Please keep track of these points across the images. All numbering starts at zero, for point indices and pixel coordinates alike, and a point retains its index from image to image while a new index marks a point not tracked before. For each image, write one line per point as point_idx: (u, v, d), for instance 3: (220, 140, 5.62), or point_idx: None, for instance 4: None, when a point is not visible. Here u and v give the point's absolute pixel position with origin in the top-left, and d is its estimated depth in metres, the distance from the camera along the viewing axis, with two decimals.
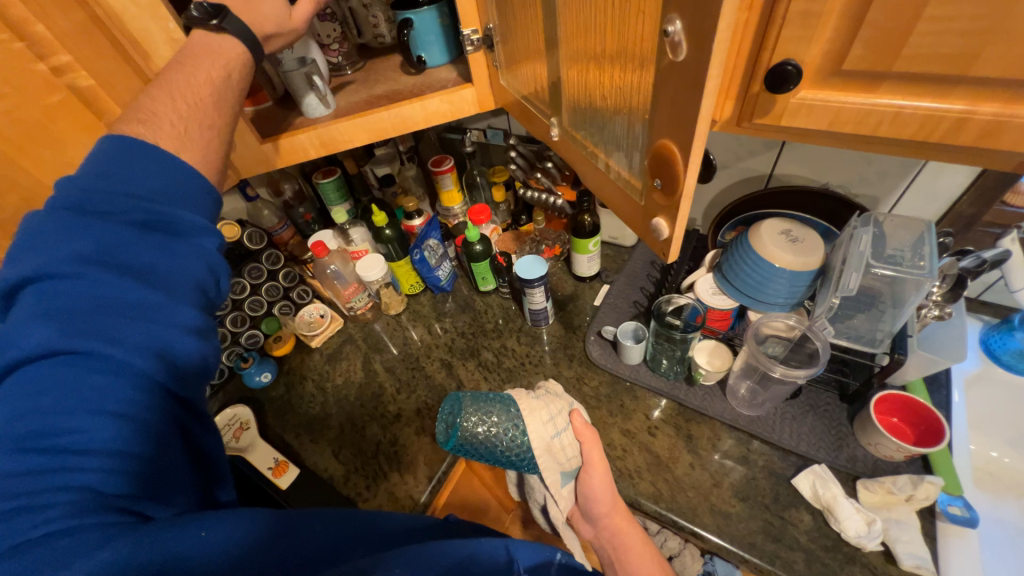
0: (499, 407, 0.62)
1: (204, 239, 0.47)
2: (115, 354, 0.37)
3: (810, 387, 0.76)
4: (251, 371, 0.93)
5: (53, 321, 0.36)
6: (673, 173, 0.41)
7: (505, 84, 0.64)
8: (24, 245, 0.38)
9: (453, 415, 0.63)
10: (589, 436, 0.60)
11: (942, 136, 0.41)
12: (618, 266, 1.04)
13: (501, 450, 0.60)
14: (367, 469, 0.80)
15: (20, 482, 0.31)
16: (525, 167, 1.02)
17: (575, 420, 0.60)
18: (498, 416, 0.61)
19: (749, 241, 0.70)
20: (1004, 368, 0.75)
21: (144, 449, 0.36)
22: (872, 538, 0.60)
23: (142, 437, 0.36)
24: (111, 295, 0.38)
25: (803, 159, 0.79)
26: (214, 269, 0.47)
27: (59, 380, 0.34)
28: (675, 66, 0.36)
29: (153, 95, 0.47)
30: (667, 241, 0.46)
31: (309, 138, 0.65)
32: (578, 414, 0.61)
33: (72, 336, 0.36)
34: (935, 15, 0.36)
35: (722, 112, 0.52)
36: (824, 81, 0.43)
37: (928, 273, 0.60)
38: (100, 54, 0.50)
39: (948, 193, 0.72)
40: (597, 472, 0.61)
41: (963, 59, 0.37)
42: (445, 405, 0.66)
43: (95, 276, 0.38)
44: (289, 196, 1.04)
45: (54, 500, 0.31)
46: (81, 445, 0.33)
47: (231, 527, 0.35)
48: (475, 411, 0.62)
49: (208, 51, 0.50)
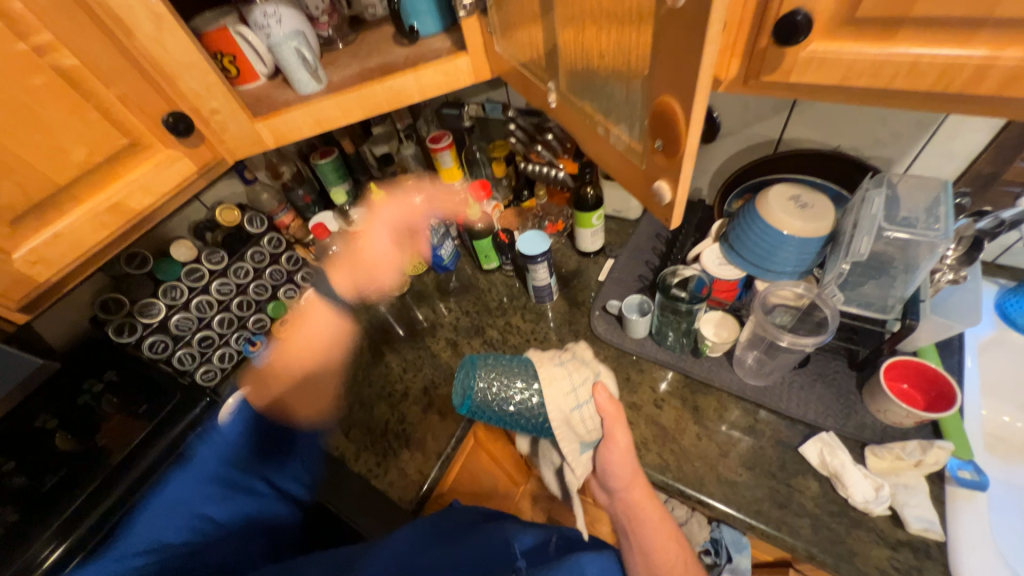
0: (522, 371, 0.58)
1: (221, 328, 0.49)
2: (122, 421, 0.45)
3: (818, 355, 0.76)
4: (261, 354, 0.95)
5: None
6: (674, 132, 0.39)
7: (500, 51, 0.62)
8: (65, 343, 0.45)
9: (469, 379, 0.60)
10: (612, 413, 0.58)
11: (962, 86, 0.38)
12: (622, 240, 1.02)
13: (522, 422, 0.58)
14: (377, 447, 0.83)
15: None
16: (526, 141, 1.00)
17: (599, 395, 0.57)
18: (522, 382, 0.58)
19: (756, 209, 0.68)
20: (1018, 332, 0.74)
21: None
22: (879, 503, 0.60)
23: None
24: None
25: (814, 121, 0.76)
26: None
27: None
28: (676, 14, 0.33)
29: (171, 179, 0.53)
30: (671, 205, 0.44)
31: (302, 116, 0.64)
32: (602, 389, 0.58)
33: None
34: None
35: (727, 70, 0.49)
36: (836, 30, 0.41)
37: (943, 235, 0.58)
38: (80, 29, 0.46)
39: (967, 151, 0.69)
40: (617, 443, 0.60)
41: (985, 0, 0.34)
42: (461, 368, 0.62)
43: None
44: (288, 177, 1.03)
45: None
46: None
47: None
48: (506, 382, 0.58)
49: None
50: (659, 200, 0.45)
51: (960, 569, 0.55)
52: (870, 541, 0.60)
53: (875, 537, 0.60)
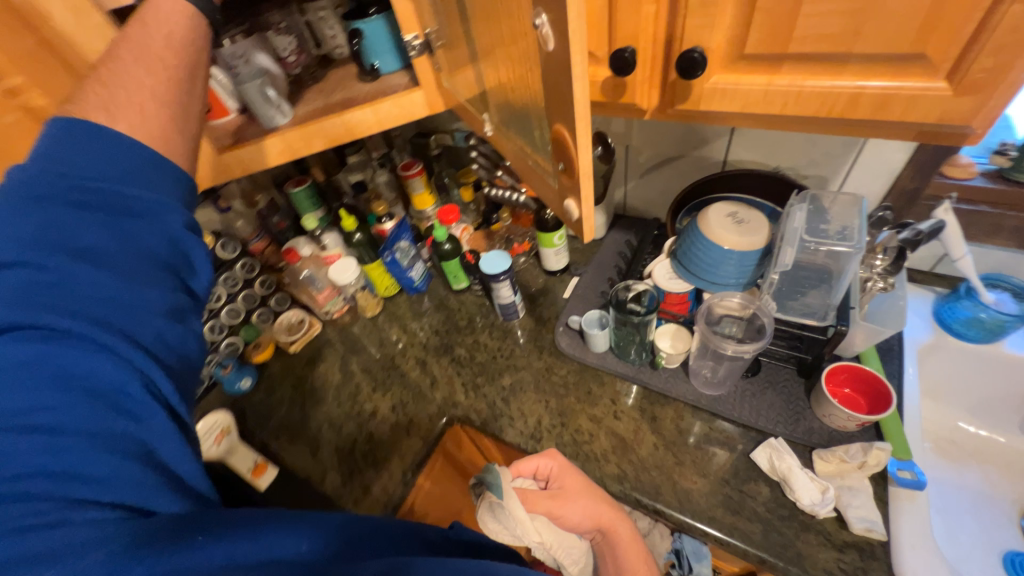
0: None
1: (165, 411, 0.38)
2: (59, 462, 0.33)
3: (769, 364, 0.78)
4: (230, 377, 0.94)
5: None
6: (570, 155, 0.37)
7: (449, 86, 0.66)
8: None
9: None
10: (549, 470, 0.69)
11: (896, 112, 0.41)
12: (587, 258, 1.06)
13: None
14: (343, 467, 0.83)
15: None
16: (489, 167, 1.02)
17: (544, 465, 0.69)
18: None
19: (699, 226, 0.74)
20: (956, 336, 0.77)
21: (121, 386, 0.38)
22: (824, 505, 0.62)
23: (120, 387, 0.38)
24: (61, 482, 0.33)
25: (753, 144, 0.84)
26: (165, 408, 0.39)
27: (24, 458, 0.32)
28: (548, 56, 0.32)
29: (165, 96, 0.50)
30: (550, 53, 0.33)
31: (270, 148, 0.68)
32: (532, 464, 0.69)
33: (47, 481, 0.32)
34: (811, 11, 0.39)
35: (650, 102, 0.54)
36: (733, 65, 0.46)
37: (857, 246, 0.62)
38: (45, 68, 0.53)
39: (890, 168, 0.75)
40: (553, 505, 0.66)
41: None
42: None
43: (59, 268, 0.39)
44: (263, 206, 1.05)
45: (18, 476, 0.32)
46: (54, 428, 0.34)
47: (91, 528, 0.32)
48: None
49: (137, 49, 0.49)
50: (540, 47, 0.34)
51: (903, 569, 0.57)
52: (817, 543, 0.61)
53: (822, 539, 0.61)
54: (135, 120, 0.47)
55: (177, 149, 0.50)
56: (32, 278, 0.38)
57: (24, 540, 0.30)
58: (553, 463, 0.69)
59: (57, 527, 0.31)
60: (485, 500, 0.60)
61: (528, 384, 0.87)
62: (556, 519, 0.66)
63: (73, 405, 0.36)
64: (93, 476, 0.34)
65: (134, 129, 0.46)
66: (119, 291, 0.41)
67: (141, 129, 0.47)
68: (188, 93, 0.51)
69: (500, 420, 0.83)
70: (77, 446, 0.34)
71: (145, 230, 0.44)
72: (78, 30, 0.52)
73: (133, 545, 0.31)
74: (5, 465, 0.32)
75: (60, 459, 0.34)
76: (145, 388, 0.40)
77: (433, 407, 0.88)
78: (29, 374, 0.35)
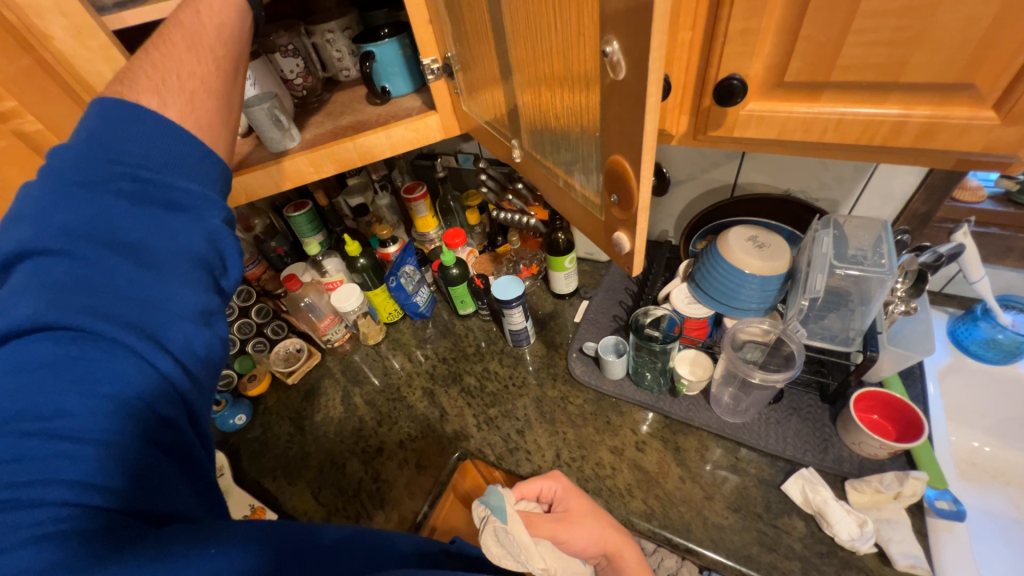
0: None
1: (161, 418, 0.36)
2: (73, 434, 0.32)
3: (791, 390, 0.77)
4: (224, 414, 0.89)
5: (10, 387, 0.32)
6: (626, 187, 0.40)
7: (467, 110, 0.65)
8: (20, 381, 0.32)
9: None
10: (552, 492, 0.65)
11: (943, 141, 0.41)
12: (596, 281, 1.04)
13: None
14: (348, 509, 0.77)
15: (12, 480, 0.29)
16: (497, 189, 1.00)
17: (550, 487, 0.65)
18: None
19: (719, 250, 0.72)
20: (974, 358, 0.77)
21: (146, 391, 0.36)
22: (865, 541, 0.59)
23: (146, 391, 0.36)
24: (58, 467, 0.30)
25: (764, 167, 0.83)
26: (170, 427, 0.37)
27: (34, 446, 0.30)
28: (618, 84, 0.35)
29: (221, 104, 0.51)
30: (624, 81, 0.34)
31: (277, 173, 0.65)
32: (537, 485, 0.65)
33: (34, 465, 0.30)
34: (856, 42, 0.39)
35: (679, 127, 0.54)
36: (770, 93, 0.45)
37: (889, 271, 0.61)
38: (41, 89, 0.50)
39: (901, 192, 0.76)
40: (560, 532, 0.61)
41: (924, 6, 0.35)
42: None
43: (94, 257, 0.37)
44: (260, 231, 1.02)
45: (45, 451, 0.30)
46: (77, 431, 0.32)
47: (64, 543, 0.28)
48: None
49: (156, 73, 0.47)
50: (611, 75, 0.35)
51: None
52: None
53: None
54: (162, 144, 0.44)
55: (212, 172, 0.48)
56: (64, 263, 0.36)
57: (34, 553, 0.27)
58: (557, 485, 0.66)
59: (65, 538, 0.28)
60: (488, 527, 0.55)
61: (543, 414, 0.83)
62: (560, 546, 0.61)
63: (94, 409, 0.33)
64: (106, 485, 0.31)
65: (161, 152, 0.44)
66: (151, 288, 0.39)
67: (188, 138, 0.46)
68: (208, 118, 0.49)
69: (517, 454, 0.79)
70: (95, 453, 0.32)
71: (183, 225, 0.43)
72: (79, 52, 0.49)
73: (139, 550, 0.30)
74: (22, 466, 0.30)
75: (76, 465, 0.31)
76: (170, 394, 0.37)
77: (443, 441, 0.83)
78: (52, 366, 0.33)
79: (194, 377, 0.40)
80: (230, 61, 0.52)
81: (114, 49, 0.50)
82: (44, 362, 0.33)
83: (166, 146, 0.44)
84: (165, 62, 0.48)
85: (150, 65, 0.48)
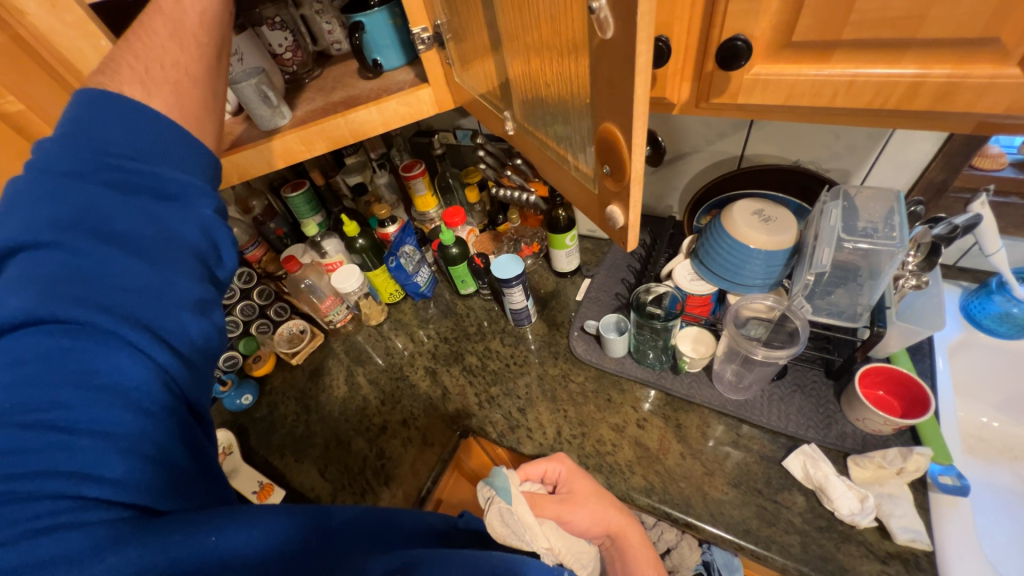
0: None
1: (160, 408, 0.36)
2: (73, 427, 0.32)
3: (795, 366, 0.76)
4: (231, 394, 0.91)
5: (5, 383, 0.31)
6: (619, 157, 0.39)
7: (460, 82, 0.62)
8: (16, 375, 0.32)
9: None
10: (557, 473, 0.66)
11: (962, 104, 0.38)
12: (598, 259, 1.03)
13: None
14: (354, 486, 0.79)
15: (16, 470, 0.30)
16: (496, 166, 0.98)
17: (556, 468, 0.66)
18: None
19: (723, 225, 0.70)
20: (986, 332, 0.75)
21: (146, 383, 0.35)
22: (865, 515, 0.59)
23: (144, 384, 0.35)
24: (59, 461, 0.31)
25: (773, 137, 0.80)
26: (170, 419, 0.36)
27: (36, 441, 0.31)
28: (607, 45, 0.33)
29: (204, 80, 0.49)
30: (613, 41, 0.32)
31: (268, 152, 0.64)
32: (542, 465, 0.66)
33: (36, 457, 0.30)
34: None
35: (680, 94, 0.51)
36: (777, 54, 0.43)
37: (900, 243, 0.59)
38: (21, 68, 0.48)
39: (917, 161, 0.73)
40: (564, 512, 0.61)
41: None
42: None
43: (84, 247, 0.37)
44: (258, 212, 1.01)
45: (45, 445, 0.31)
46: (77, 425, 0.32)
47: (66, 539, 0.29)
48: None
49: (136, 53, 0.46)
50: (598, 34, 0.33)
51: None
52: (859, 555, 0.59)
53: (864, 551, 0.59)
54: (152, 130, 0.44)
55: (202, 156, 0.47)
56: (55, 253, 0.36)
57: (39, 546, 0.28)
58: (561, 467, 0.66)
59: (69, 530, 0.29)
60: (493, 507, 0.56)
61: (545, 392, 0.83)
62: (564, 526, 0.62)
63: (92, 402, 0.33)
64: (108, 477, 0.32)
65: (149, 139, 0.43)
66: (145, 279, 0.38)
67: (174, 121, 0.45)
68: (192, 95, 0.48)
69: (518, 432, 0.80)
70: (96, 446, 0.32)
71: (174, 213, 0.42)
72: (55, 27, 0.47)
73: (145, 542, 0.30)
74: (21, 460, 0.30)
75: (77, 459, 0.31)
76: (168, 385, 0.37)
77: (446, 420, 0.84)
78: (48, 360, 0.33)
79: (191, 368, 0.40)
80: (212, 36, 0.50)
81: (91, 23, 0.48)
82: (38, 356, 0.33)
83: (150, 130, 0.43)
84: (146, 38, 0.47)
85: (130, 40, 0.47)
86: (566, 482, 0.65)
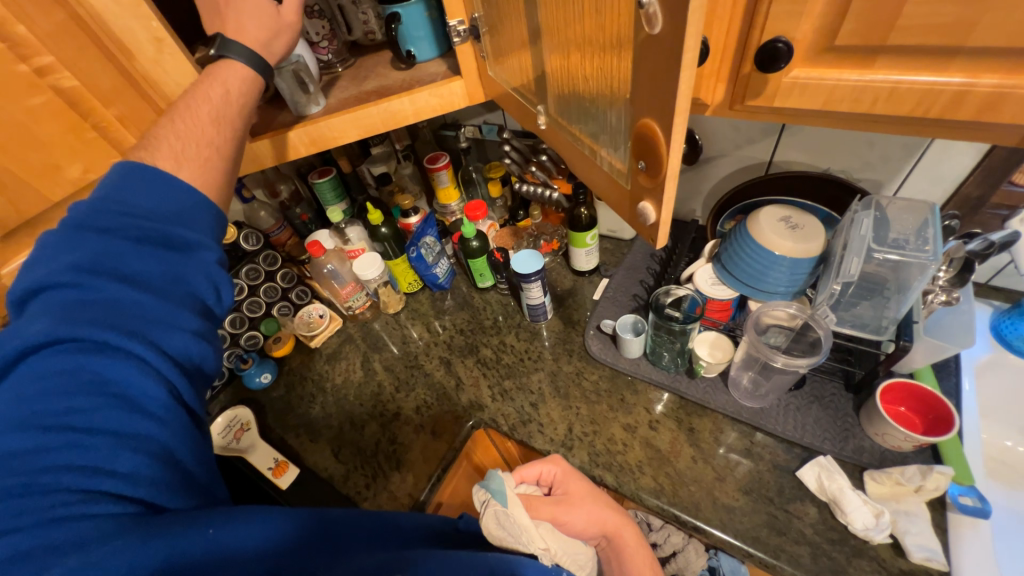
0: None
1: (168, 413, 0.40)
2: (89, 427, 0.35)
3: (814, 377, 0.75)
4: (251, 371, 0.93)
5: (32, 392, 0.35)
6: (655, 153, 0.39)
7: (493, 75, 0.62)
8: (39, 385, 0.36)
9: None
10: (551, 475, 0.66)
11: (1008, 116, 0.38)
12: (618, 259, 1.02)
13: None
14: (366, 469, 0.81)
15: (34, 462, 0.33)
16: (520, 161, 0.98)
17: (550, 471, 0.66)
18: None
19: (749, 230, 0.70)
20: (1016, 354, 0.74)
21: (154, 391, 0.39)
22: (880, 531, 0.59)
23: (151, 390, 0.39)
24: (75, 455, 0.34)
25: (804, 144, 0.79)
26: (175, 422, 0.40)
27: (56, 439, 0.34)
28: (653, 39, 0.33)
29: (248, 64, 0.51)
30: (660, 36, 0.32)
31: (300, 137, 0.65)
32: (535, 467, 0.66)
33: (56, 452, 0.34)
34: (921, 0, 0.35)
35: (715, 96, 0.51)
36: (817, 58, 0.42)
37: (933, 256, 0.58)
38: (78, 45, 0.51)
39: (954, 175, 0.71)
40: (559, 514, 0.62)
41: None
42: None
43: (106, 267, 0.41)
44: (285, 197, 1.05)
45: (62, 444, 0.34)
46: (91, 426, 0.35)
47: (83, 526, 0.32)
48: None
49: None
50: (646, 28, 0.33)
51: None
52: (870, 570, 0.58)
53: (876, 566, 0.58)
54: (180, 149, 0.49)
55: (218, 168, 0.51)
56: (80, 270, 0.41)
57: (67, 528, 0.32)
58: (557, 468, 0.66)
59: (78, 520, 0.32)
60: (488, 510, 0.55)
61: (558, 389, 0.84)
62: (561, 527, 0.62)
63: (103, 407, 0.36)
64: (119, 472, 0.35)
65: (167, 157, 0.48)
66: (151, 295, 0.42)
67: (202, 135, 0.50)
68: None
69: (530, 426, 0.80)
70: (107, 444, 0.35)
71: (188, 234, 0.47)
72: (110, 7, 0.50)
73: (144, 534, 0.33)
74: (41, 456, 0.34)
75: (93, 453, 0.35)
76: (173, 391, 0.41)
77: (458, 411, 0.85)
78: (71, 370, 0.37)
79: (191, 375, 0.44)
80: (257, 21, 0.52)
81: (144, 6, 0.51)
82: (60, 368, 0.37)
83: (176, 144, 0.49)
84: None
85: None
86: (561, 483, 0.66)
